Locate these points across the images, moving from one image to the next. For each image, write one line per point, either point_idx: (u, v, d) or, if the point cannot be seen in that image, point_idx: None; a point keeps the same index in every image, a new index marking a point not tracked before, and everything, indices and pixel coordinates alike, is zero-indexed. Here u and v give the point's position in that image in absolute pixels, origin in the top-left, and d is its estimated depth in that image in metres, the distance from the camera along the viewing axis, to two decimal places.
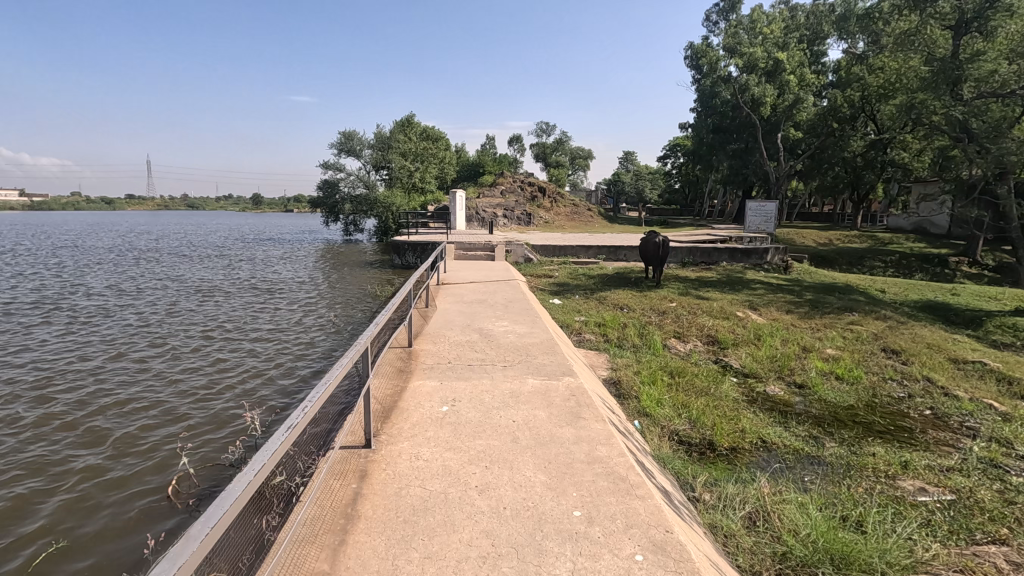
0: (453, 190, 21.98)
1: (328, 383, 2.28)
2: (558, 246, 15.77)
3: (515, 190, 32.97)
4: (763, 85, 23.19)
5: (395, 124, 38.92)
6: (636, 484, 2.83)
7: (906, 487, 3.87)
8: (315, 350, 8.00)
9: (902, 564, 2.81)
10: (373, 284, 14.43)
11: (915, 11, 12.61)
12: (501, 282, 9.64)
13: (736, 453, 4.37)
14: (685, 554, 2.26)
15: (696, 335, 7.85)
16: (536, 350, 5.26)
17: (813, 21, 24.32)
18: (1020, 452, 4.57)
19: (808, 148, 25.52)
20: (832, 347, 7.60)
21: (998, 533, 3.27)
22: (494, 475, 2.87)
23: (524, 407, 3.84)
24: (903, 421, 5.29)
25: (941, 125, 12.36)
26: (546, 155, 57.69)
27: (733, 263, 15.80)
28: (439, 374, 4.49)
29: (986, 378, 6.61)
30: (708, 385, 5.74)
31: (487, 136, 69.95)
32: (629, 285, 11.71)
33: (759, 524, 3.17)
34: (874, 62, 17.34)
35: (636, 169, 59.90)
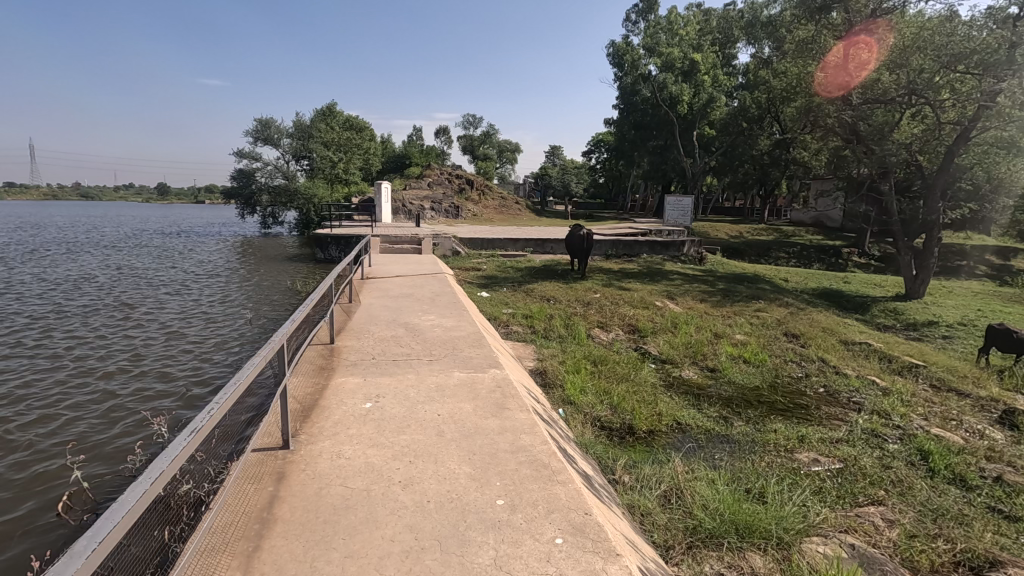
0: (378, 183, 21.42)
1: (238, 382, 2.17)
2: (486, 239, 15.82)
3: (443, 182, 32.58)
4: (679, 85, 24.29)
5: (317, 113, 37.42)
6: (559, 470, 2.92)
7: (801, 459, 4.24)
8: (231, 349, 7.61)
9: (796, 528, 3.08)
10: (294, 280, 13.83)
11: (811, 21, 13.77)
12: (428, 275, 9.53)
13: (654, 435, 4.60)
14: (603, 535, 2.36)
15: (618, 325, 8.17)
16: (462, 343, 5.26)
17: (724, 25, 25.48)
18: (896, 422, 5.12)
19: (722, 146, 27.02)
20: (740, 333, 8.15)
21: (877, 495, 3.66)
22: (418, 469, 2.85)
23: (449, 400, 3.84)
24: (801, 399, 5.78)
25: (835, 127, 13.47)
26: (473, 148, 57.12)
27: (653, 255, 16.53)
28: (363, 371, 4.40)
29: (871, 358, 7.36)
30: (628, 371, 6.01)
31: (413, 127, 68.79)
32: (556, 277, 11.96)
33: (673, 502, 3.37)
34: (778, 66, 18.65)
35: (563, 163, 60.82)
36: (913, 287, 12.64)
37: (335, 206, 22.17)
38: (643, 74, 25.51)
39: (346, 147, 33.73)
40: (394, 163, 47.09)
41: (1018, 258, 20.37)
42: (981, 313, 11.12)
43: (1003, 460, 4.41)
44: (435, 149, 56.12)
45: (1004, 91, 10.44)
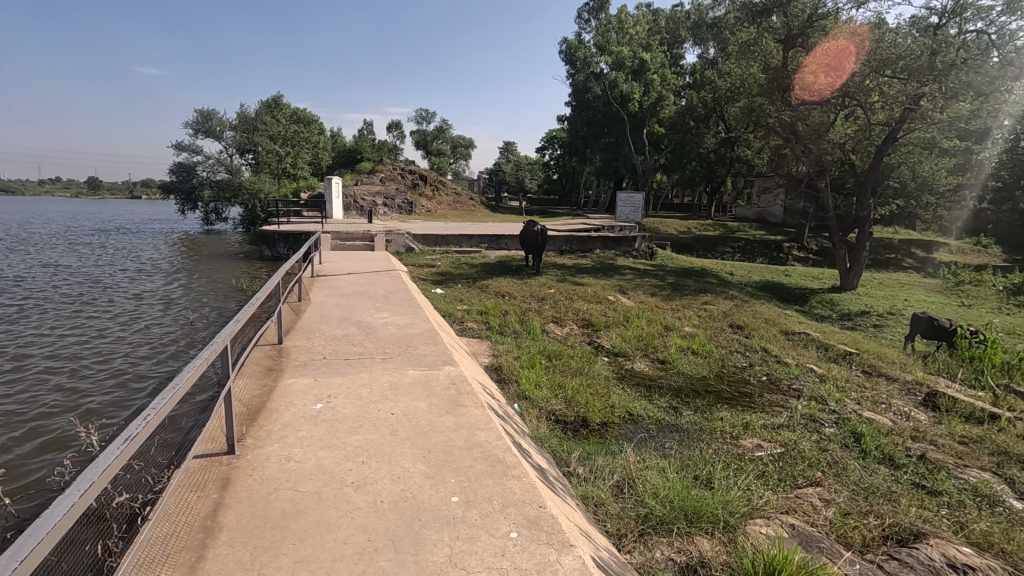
0: (328, 178, 20.87)
1: (177, 387, 2.07)
2: (440, 236, 15.68)
3: (396, 177, 32.04)
4: (630, 83, 24.74)
5: (262, 105, 36.08)
6: (513, 464, 2.94)
7: (746, 445, 4.43)
8: (172, 352, 7.27)
9: (741, 511, 3.22)
10: (240, 278, 13.31)
11: (753, 24, 14.33)
12: (381, 272, 9.36)
13: (607, 427, 4.71)
14: (557, 526, 2.40)
15: (572, 319, 8.29)
16: (417, 341, 5.21)
17: (671, 26, 26.15)
18: (832, 407, 5.43)
19: (670, 144, 27.61)
20: (688, 326, 8.42)
21: (814, 477, 3.87)
22: (372, 469, 2.81)
23: (403, 398, 3.80)
24: (745, 387, 6.05)
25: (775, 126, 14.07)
26: (427, 143, 56.38)
27: (605, 250, 16.81)
28: (312, 371, 4.28)
29: (809, 347, 7.76)
30: (582, 365, 6.11)
31: (364, 122, 67.39)
32: (511, 273, 12.00)
33: (625, 491, 3.46)
34: (722, 67, 19.29)
35: (517, 159, 60.94)
36: (848, 280, 13.37)
37: (283, 202, 21.45)
38: (594, 72, 25.89)
39: (293, 141, 32.68)
40: (345, 158, 46.00)
41: (940, 251, 21.92)
42: (907, 303, 11.89)
43: (926, 439, 4.75)
44: (387, 143, 55.12)
45: (926, 95, 11.25)
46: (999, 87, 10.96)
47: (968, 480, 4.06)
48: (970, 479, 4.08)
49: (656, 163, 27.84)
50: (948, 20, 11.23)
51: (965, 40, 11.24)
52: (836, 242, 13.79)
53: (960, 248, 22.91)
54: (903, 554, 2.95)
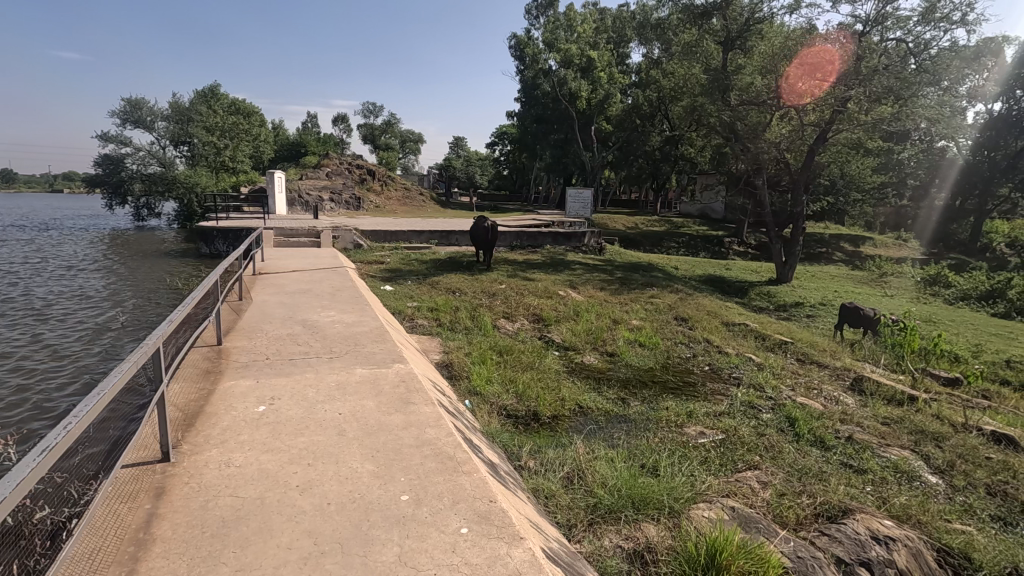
0: (270, 171, 20.08)
1: (102, 394, 1.94)
2: (389, 232, 15.40)
3: (343, 172, 31.17)
4: (578, 81, 25.03)
5: (197, 95, 34.30)
6: (463, 461, 2.93)
7: (690, 432, 4.60)
8: (101, 355, 6.85)
9: (685, 497, 3.34)
10: (175, 277, 12.63)
11: (694, 26, 14.82)
12: (328, 269, 9.11)
13: (558, 420, 4.78)
14: (507, 520, 2.41)
15: (523, 314, 8.35)
16: (365, 339, 5.10)
17: (617, 25, 26.63)
18: (769, 394, 5.71)
19: (618, 142, 28.04)
20: (636, 319, 8.63)
21: (753, 461, 4.06)
22: (318, 471, 2.74)
23: (351, 398, 3.72)
24: (689, 377, 6.27)
25: (716, 126, 14.61)
26: (374, 137, 55.16)
27: (556, 245, 17.00)
28: (254, 373, 4.12)
29: (748, 337, 8.12)
30: (533, 360, 6.15)
31: (308, 115, 65.28)
32: (461, 269, 11.93)
33: (575, 482, 3.52)
34: (666, 67, 19.80)
35: (467, 155, 60.62)
36: (783, 273, 14.04)
37: (221, 196, 20.49)
38: (543, 69, 26.05)
39: (232, 133, 31.23)
40: (290, 152, 44.53)
41: (865, 245, 23.37)
42: (836, 294, 12.62)
43: (853, 421, 5.07)
44: (333, 137, 53.62)
45: (853, 98, 11.83)
46: (917, 92, 11.73)
47: (890, 458, 4.37)
48: (891, 456, 4.40)
49: (604, 160, 28.32)
50: (871, 28, 11.94)
51: (887, 48, 11.99)
52: (773, 237, 14.45)
53: (884, 242, 24.49)
54: (833, 530, 3.13)
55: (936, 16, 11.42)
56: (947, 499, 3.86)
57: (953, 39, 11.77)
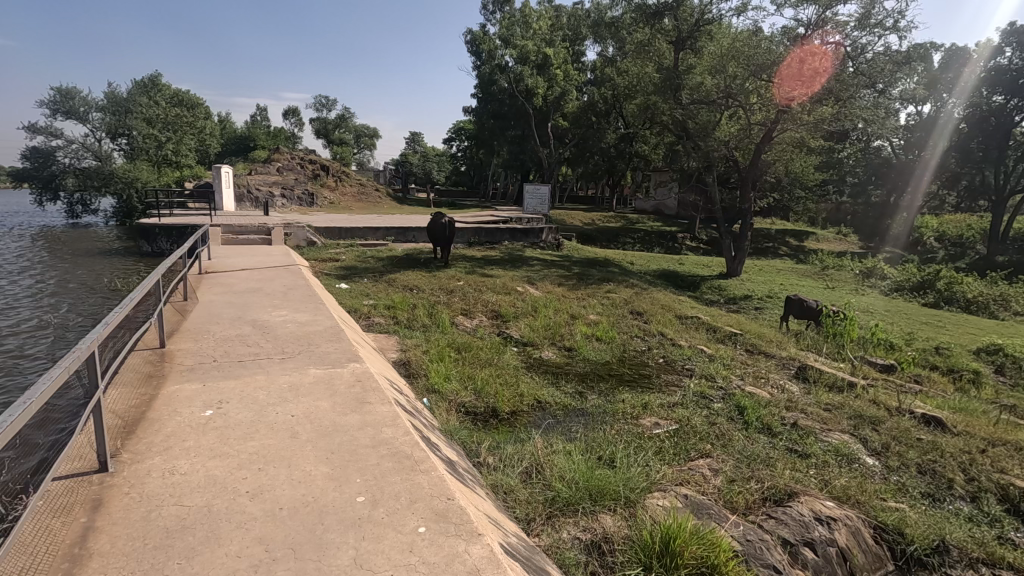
0: (217, 166, 19.31)
1: (28, 403, 1.81)
2: (343, 228, 15.06)
3: (294, 167, 30.24)
4: (534, 77, 25.07)
5: (136, 85, 32.54)
6: (421, 459, 2.90)
7: (645, 423, 4.71)
8: (31, 361, 6.42)
9: (640, 487, 3.42)
10: (115, 277, 11.99)
11: (647, 25, 15.10)
12: (279, 267, 8.84)
13: (516, 415, 4.81)
14: (466, 517, 2.40)
15: (481, 311, 8.34)
16: (318, 338, 4.98)
17: (572, 23, 26.88)
18: (719, 383, 5.92)
19: (574, 138, 28.26)
20: (592, 313, 8.76)
21: (705, 449, 4.19)
22: (269, 476, 2.66)
23: (304, 399, 3.62)
24: (644, 369, 6.42)
25: (669, 124, 14.97)
26: (328, 132, 53.78)
27: (514, 242, 17.05)
28: (200, 376, 3.96)
29: (700, 329, 8.37)
30: (491, 356, 6.16)
31: (257, 108, 63.07)
32: (419, 266, 11.80)
33: (533, 476, 3.55)
34: (621, 66, 20.10)
35: (424, 151, 59.92)
36: (733, 267, 14.54)
37: (163, 192, 19.53)
38: (499, 65, 25.94)
39: (175, 125, 29.82)
40: (238, 146, 42.95)
41: (808, 240, 24.47)
42: (782, 286, 13.16)
43: (797, 408, 5.31)
44: (284, 131, 51.94)
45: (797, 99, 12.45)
46: (854, 93, 12.43)
47: (831, 441, 4.61)
48: (832, 441, 4.63)
49: (560, 156, 28.55)
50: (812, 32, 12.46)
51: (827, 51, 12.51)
52: (724, 233, 14.93)
53: (825, 236, 25.69)
54: (779, 513, 3.27)
55: (870, 22, 12.02)
56: (882, 479, 4.10)
57: (887, 44, 12.43)
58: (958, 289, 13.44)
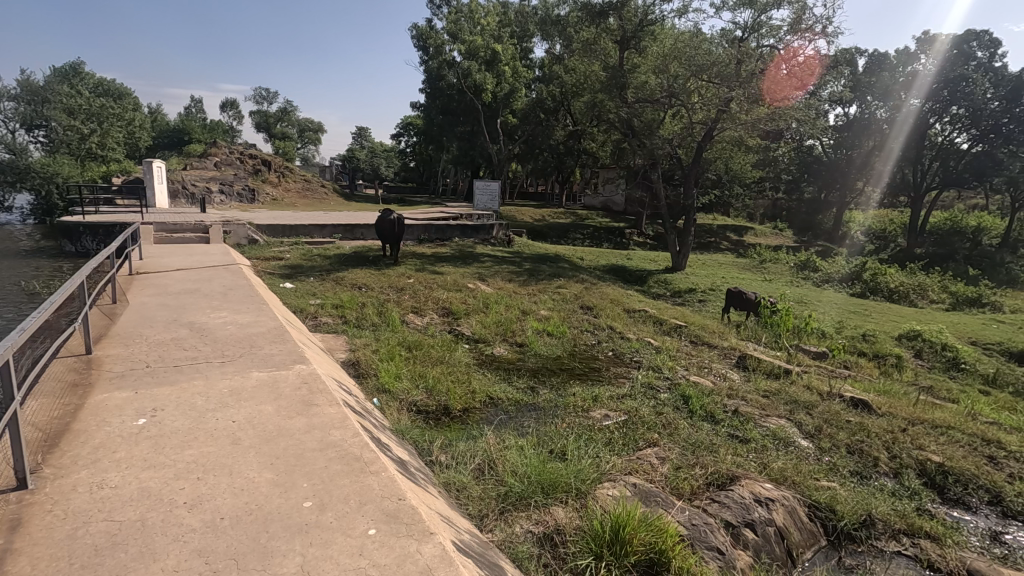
0: (148, 160, 18.23)
1: None
2: (287, 226, 14.55)
3: (233, 162, 28.95)
4: (483, 73, 24.96)
5: (54, 72, 30.24)
6: (371, 460, 2.85)
7: (596, 416, 4.81)
8: None
9: (591, 478, 3.49)
10: (34, 279, 11.11)
11: (592, 24, 15.31)
12: (218, 266, 8.44)
13: (468, 413, 4.81)
14: (417, 517, 2.38)
15: (432, 309, 8.26)
16: (261, 340, 4.79)
17: (520, 20, 26.92)
18: (665, 374, 6.10)
19: (523, 135, 28.39)
20: (543, 309, 8.83)
21: (652, 438, 4.32)
22: (209, 485, 2.54)
23: (247, 403, 3.48)
24: (594, 363, 6.55)
25: (615, 122, 15.27)
26: (269, 126, 51.81)
27: (464, 238, 16.97)
28: (132, 383, 3.74)
29: (648, 322, 8.60)
30: (443, 354, 6.11)
31: (191, 100, 60.01)
32: (367, 264, 11.55)
33: (486, 473, 3.56)
34: (568, 63, 20.33)
35: (370, 146, 58.70)
36: (678, 261, 14.98)
37: (88, 188, 18.26)
38: (447, 60, 25.67)
39: (100, 117, 28.21)
40: (171, 139, 40.73)
41: (748, 235, 25.56)
42: (724, 280, 13.68)
43: (738, 395, 5.56)
44: (221, 123, 49.63)
45: (735, 99, 12.74)
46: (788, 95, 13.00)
47: (768, 426, 4.85)
48: (770, 426, 4.86)
49: (510, 153, 28.61)
50: (749, 35, 13.00)
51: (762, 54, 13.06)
52: (670, 228, 15.36)
53: (763, 231, 26.89)
54: (722, 496, 3.41)
55: (801, 27, 12.65)
56: (816, 460, 4.34)
57: (817, 48, 13.09)
58: (882, 280, 14.40)
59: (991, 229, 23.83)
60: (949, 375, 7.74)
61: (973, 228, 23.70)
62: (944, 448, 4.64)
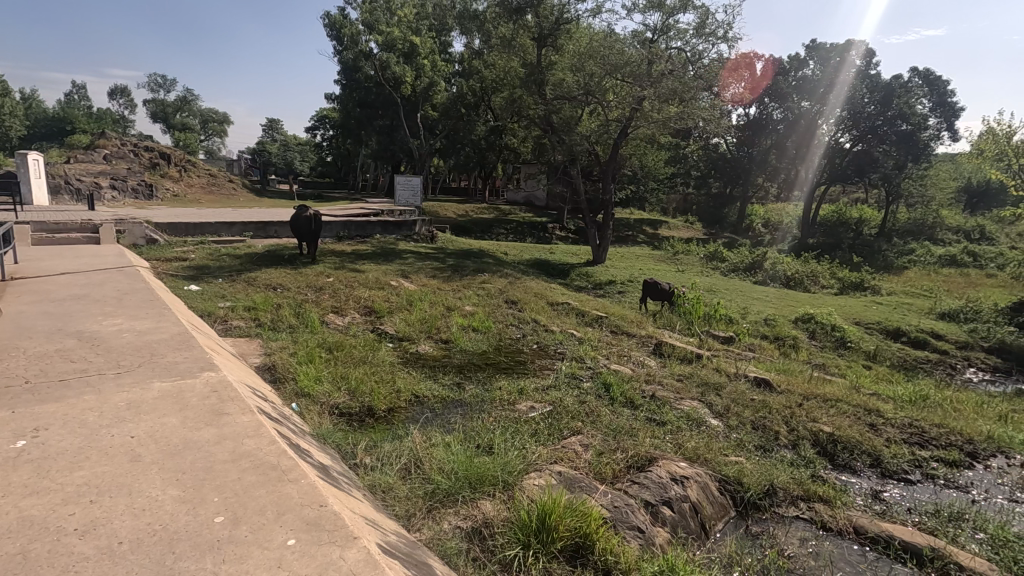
0: (23, 152, 16.34)
1: None
2: (191, 224, 13.58)
3: (126, 155, 26.60)
4: (401, 66, 24.45)
5: None
6: (289, 469, 2.73)
7: (521, 408, 4.88)
8: None
9: (518, 469, 3.54)
10: None
11: (510, 21, 15.43)
12: (110, 269, 7.71)
13: (394, 412, 4.72)
14: (340, 522, 2.31)
15: (354, 308, 8.03)
16: (163, 348, 4.43)
17: (438, 13, 26.56)
18: (588, 364, 6.30)
19: (444, 130, 28.12)
20: (469, 305, 8.82)
21: (576, 426, 4.45)
22: (104, 508, 2.33)
23: (148, 417, 3.22)
24: (519, 356, 6.64)
25: (535, 118, 15.49)
26: (167, 115, 47.96)
27: (386, 235, 16.59)
28: (9, 402, 3.34)
29: (571, 314, 8.84)
30: (366, 354, 5.95)
31: (74, 86, 54.39)
32: (283, 264, 11.02)
33: (412, 472, 3.51)
34: (487, 58, 20.37)
35: (283, 139, 55.80)
36: (598, 255, 15.48)
37: None
38: (363, 51, 24.91)
39: None
40: (51, 129, 36.77)
41: (662, 228, 26.83)
42: (641, 271, 14.31)
43: (655, 381, 5.85)
44: (111, 113, 45.27)
45: (646, 98, 13.42)
46: (694, 95, 13.64)
47: (683, 408, 5.14)
48: (684, 408, 5.16)
49: (431, 147, 28.26)
50: (658, 37, 13.65)
51: (671, 55, 13.75)
52: (590, 223, 15.80)
53: (676, 224, 28.33)
54: (642, 478, 3.57)
55: (705, 31, 13.42)
56: (725, 437, 4.65)
57: (719, 51, 13.94)
58: (780, 269, 15.63)
59: (870, 220, 26.56)
60: (838, 353, 8.58)
61: (855, 220, 26.28)
62: (834, 419, 5.12)
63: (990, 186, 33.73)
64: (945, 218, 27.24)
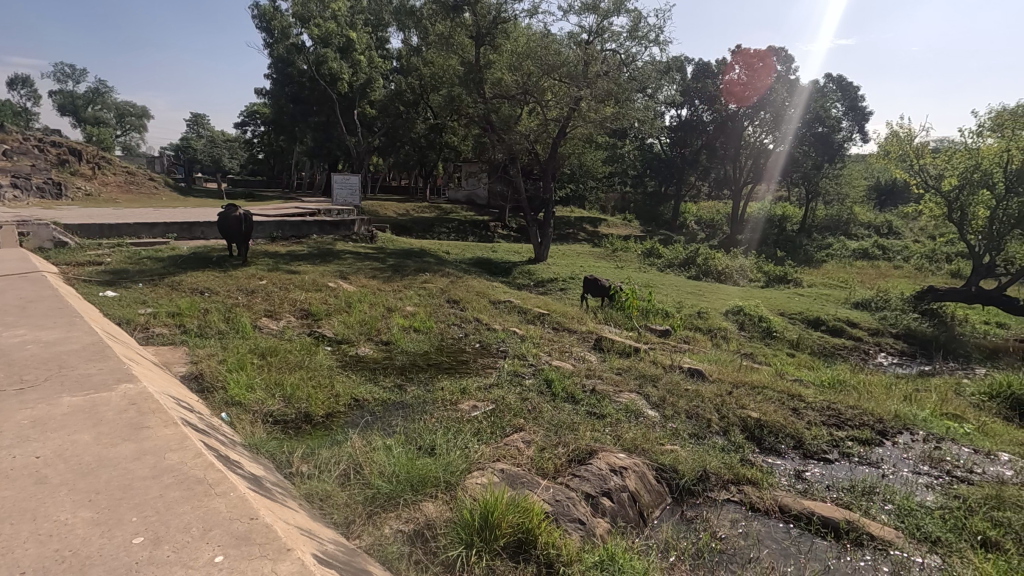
0: None
1: None
2: (107, 226, 12.66)
3: (30, 150, 24.41)
4: (338, 62, 23.77)
5: None
6: (217, 482, 2.59)
7: (464, 408, 4.86)
8: None
9: (460, 469, 3.52)
10: None
11: (447, 18, 15.29)
12: (11, 275, 7.04)
13: (333, 417, 4.59)
14: (272, 535, 2.22)
15: (289, 311, 7.74)
16: (73, 359, 4.10)
17: (373, 8, 25.96)
18: (530, 361, 6.35)
19: (382, 127, 27.55)
20: (410, 305, 8.69)
21: (519, 423, 4.49)
22: (3, 536, 2.13)
23: (56, 434, 2.97)
24: (461, 355, 6.61)
25: (474, 116, 15.45)
26: (76, 108, 44.29)
27: (323, 235, 16.08)
28: None
29: (513, 312, 8.90)
30: (302, 358, 5.75)
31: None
32: (211, 266, 10.46)
33: (352, 477, 3.43)
34: (424, 56, 20.16)
35: (209, 135, 52.85)
36: (540, 252, 15.66)
37: None
38: (295, 44, 24.03)
39: None
40: None
41: (602, 226, 27.46)
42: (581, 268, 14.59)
43: (595, 375, 5.99)
44: (10, 104, 41.28)
45: (583, 98, 13.66)
46: (629, 97, 14.02)
47: (621, 401, 5.29)
48: (622, 400, 5.30)
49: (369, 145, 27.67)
50: (594, 38, 13.92)
51: (606, 56, 14.06)
52: (531, 222, 15.92)
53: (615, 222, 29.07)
54: (582, 470, 3.65)
55: (638, 34, 13.81)
56: (661, 427, 4.82)
57: (651, 54, 14.38)
58: (712, 264, 16.40)
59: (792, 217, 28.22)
60: (765, 342, 9.09)
61: (779, 217, 27.85)
62: (761, 405, 5.42)
63: (895, 185, 36.72)
64: (857, 215, 29.39)
